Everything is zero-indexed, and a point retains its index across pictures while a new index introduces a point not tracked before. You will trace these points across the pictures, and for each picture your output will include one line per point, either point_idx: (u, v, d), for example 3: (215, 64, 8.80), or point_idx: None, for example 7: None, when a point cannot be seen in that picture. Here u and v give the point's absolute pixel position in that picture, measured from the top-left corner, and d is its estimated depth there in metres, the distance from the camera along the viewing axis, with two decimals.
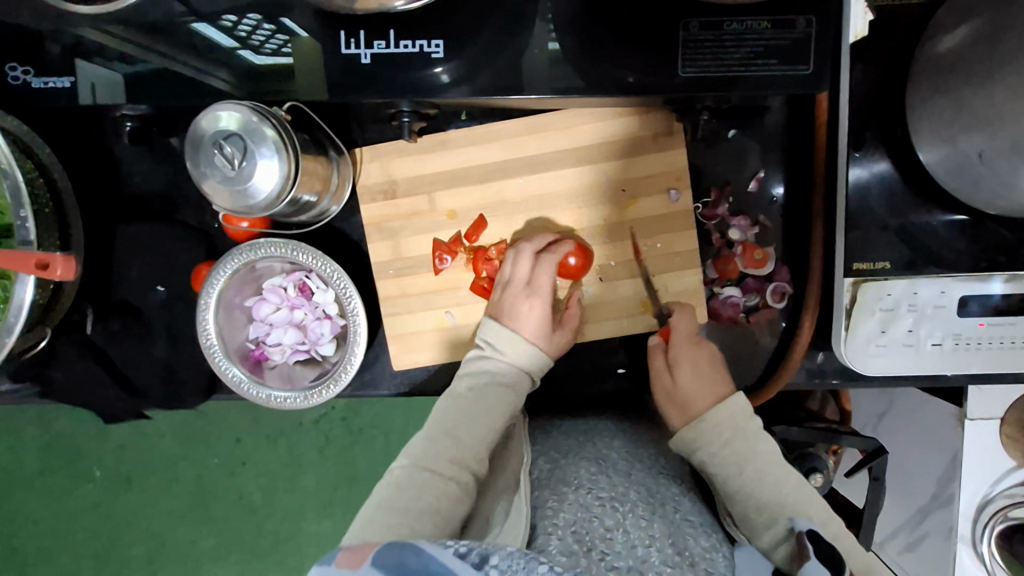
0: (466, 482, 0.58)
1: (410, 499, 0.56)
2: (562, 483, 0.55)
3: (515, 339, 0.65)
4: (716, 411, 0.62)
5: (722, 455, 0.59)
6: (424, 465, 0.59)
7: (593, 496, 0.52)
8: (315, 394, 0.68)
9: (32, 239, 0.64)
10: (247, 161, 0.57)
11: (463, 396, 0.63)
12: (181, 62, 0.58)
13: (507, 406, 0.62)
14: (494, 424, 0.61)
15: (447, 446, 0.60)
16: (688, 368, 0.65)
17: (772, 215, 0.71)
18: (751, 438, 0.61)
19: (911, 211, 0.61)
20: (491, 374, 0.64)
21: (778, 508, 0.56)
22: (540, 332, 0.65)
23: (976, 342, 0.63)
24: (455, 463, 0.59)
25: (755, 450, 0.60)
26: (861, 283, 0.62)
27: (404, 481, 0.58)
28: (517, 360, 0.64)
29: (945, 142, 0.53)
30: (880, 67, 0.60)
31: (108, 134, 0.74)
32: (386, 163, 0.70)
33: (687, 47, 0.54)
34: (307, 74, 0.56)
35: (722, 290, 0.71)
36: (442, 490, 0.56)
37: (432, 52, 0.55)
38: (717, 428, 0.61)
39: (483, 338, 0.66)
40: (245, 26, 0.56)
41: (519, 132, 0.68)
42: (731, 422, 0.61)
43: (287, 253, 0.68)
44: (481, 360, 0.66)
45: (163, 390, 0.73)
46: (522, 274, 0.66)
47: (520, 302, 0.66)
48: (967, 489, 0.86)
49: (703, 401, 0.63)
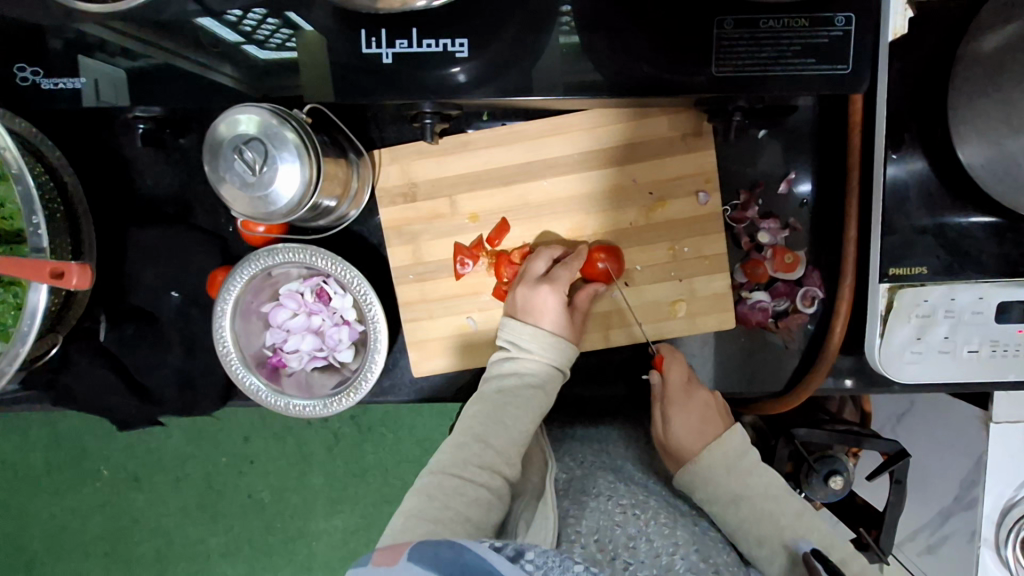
0: (497, 487, 0.58)
1: (439, 509, 0.55)
2: (582, 492, 0.55)
3: (541, 335, 0.64)
4: (710, 452, 0.60)
5: (716, 493, 0.58)
6: (452, 471, 0.58)
7: (615, 504, 0.53)
8: (334, 402, 0.67)
9: (45, 245, 0.62)
10: (268, 166, 0.55)
11: (489, 399, 0.62)
12: (189, 59, 0.57)
13: (536, 409, 0.62)
14: (522, 425, 0.61)
15: (475, 451, 0.59)
16: (680, 415, 0.63)
17: (803, 218, 0.69)
18: (743, 473, 0.59)
19: (949, 215, 0.59)
20: (520, 376, 0.63)
21: (779, 540, 0.56)
22: (560, 320, 0.64)
23: (1013, 348, 0.62)
24: (485, 469, 0.58)
25: (745, 483, 0.59)
26: (897, 289, 0.61)
27: (433, 488, 0.57)
28: (545, 353, 0.64)
29: (991, 144, 0.51)
30: (917, 66, 0.58)
31: (118, 135, 0.72)
32: (406, 165, 0.68)
33: (721, 46, 0.52)
34: (314, 68, 0.55)
35: (751, 294, 0.69)
36: (472, 497, 0.56)
37: (456, 51, 0.52)
38: (710, 469, 0.59)
39: (505, 338, 0.65)
40: (249, 21, 0.54)
41: (543, 133, 0.66)
42: (724, 460, 0.60)
43: (304, 258, 0.66)
44: (508, 362, 0.65)
45: (177, 396, 0.72)
46: (538, 268, 0.66)
47: (538, 293, 0.64)
48: (991, 493, 0.85)
49: (696, 443, 0.61)
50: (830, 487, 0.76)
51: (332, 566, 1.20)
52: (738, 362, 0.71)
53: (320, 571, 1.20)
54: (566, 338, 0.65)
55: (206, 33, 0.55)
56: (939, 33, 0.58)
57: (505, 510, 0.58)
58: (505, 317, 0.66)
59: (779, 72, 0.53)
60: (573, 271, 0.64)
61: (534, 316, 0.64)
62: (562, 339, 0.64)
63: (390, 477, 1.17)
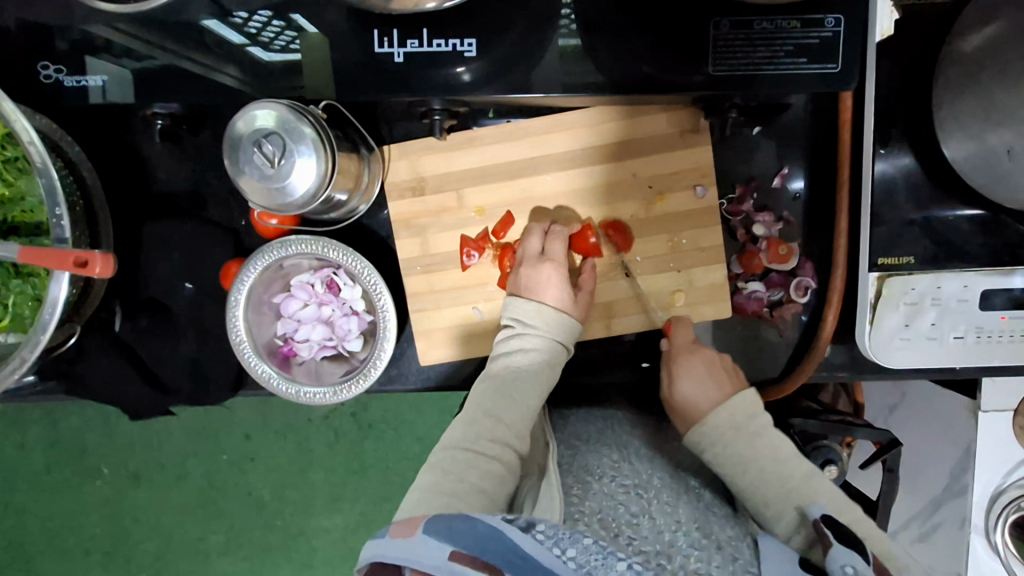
0: (509, 461, 0.60)
1: (454, 482, 0.57)
2: (586, 471, 0.57)
3: (542, 310, 0.66)
4: (718, 413, 0.64)
5: (724, 455, 0.61)
6: (465, 446, 0.60)
7: (618, 484, 0.55)
8: (344, 389, 0.69)
9: (67, 237, 0.63)
10: (285, 160, 0.57)
11: (497, 375, 0.65)
12: (193, 61, 0.59)
13: (544, 381, 0.65)
14: (529, 398, 0.63)
15: (487, 426, 0.61)
16: (687, 376, 0.66)
17: (796, 211, 0.72)
18: (752, 436, 0.62)
19: (935, 206, 0.62)
20: (526, 349, 0.66)
21: (787, 501, 0.58)
22: (563, 297, 0.67)
23: (998, 335, 0.64)
24: (497, 442, 0.61)
25: (754, 447, 0.61)
26: (886, 278, 0.64)
27: (446, 463, 0.59)
28: (549, 330, 0.66)
29: (972, 139, 0.54)
30: (902, 66, 0.61)
31: (134, 131, 0.74)
32: (414, 161, 0.71)
33: (716, 46, 0.55)
34: (319, 66, 0.58)
35: (747, 285, 0.72)
36: (485, 470, 0.58)
37: (465, 51, 0.55)
38: (718, 430, 0.63)
39: (510, 317, 0.68)
40: (254, 22, 0.58)
41: (547, 130, 0.69)
42: (731, 422, 0.63)
43: (317, 249, 0.68)
44: (512, 338, 0.67)
45: (190, 386, 0.74)
46: (533, 247, 0.68)
47: (540, 270, 0.67)
48: (981, 480, 0.88)
49: (703, 405, 0.65)
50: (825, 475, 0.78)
51: (334, 563, 1.21)
52: (735, 350, 0.73)
53: (321, 567, 1.22)
54: (570, 315, 0.67)
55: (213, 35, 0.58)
56: (923, 33, 0.61)
57: (515, 485, 0.61)
58: (509, 295, 0.69)
59: (770, 71, 0.56)
60: (564, 244, 0.67)
61: (534, 292, 0.67)
62: (566, 315, 0.67)
63: (392, 472, 1.18)
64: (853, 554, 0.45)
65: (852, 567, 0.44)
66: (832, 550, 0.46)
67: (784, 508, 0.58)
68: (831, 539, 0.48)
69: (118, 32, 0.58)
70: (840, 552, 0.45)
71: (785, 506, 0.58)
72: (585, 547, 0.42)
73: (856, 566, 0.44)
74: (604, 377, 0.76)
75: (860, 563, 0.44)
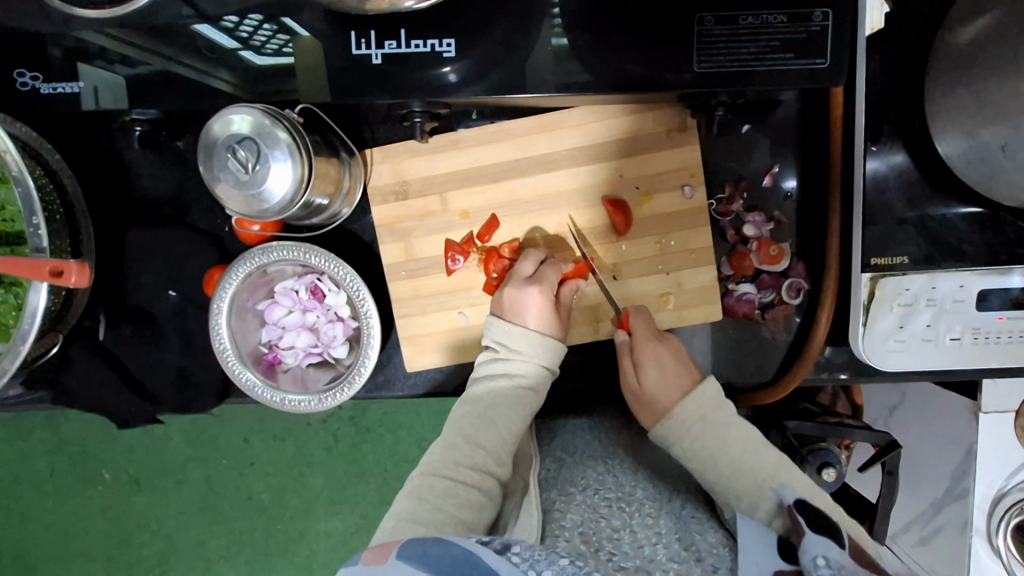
0: (489, 488, 0.59)
1: (430, 512, 0.56)
2: (570, 483, 0.57)
3: (527, 336, 0.65)
4: (684, 405, 0.62)
5: (693, 449, 0.59)
6: (443, 473, 0.59)
7: (600, 497, 0.54)
8: (329, 397, 0.68)
9: (46, 246, 0.63)
10: (260, 165, 0.56)
11: (480, 398, 0.64)
12: (186, 65, 0.58)
13: (526, 410, 0.63)
14: (511, 425, 0.63)
15: (466, 452, 0.60)
16: (652, 365, 0.64)
17: (787, 211, 0.70)
18: (720, 427, 0.60)
19: (929, 204, 0.60)
20: (506, 374, 0.65)
21: (757, 490, 0.55)
22: (544, 318, 0.65)
23: (996, 335, 0.62)
24: (476, 470, 0.60)
25: (722, 437, 0.59)
26: (879, 278, 0.62)
27: (425, 491, 0.58)
28: (534, 354, 0.65)
29: (966, 135, 0.52)
30: (894, 60, 0.60)
31: (117, 139, 0.73)
32: (398, 164, 0.70)
33: (702, 42, 0.53)
34: (310, 71, 0.56)
35: (737, 286, 0.70)
36: (463, 499, 0.57)
37: (443, 51, 0.53)
38: (685, 422, 0.61)
39: (493, 339, 0.66)
40: (245, 26, 0.55)
41: (532, 131, 0.68)
42: (698, 412, 0.62)
43: (299, 256, 0.67)
44: (498, 361, 0.66)
45: (176, 394, 0.73)
46: (524, 269, 0.67)
47: (525, 292, 0.65)
48: (983, 483, 0.86)
49: (670, 397, 0.64)
50: (822, 478, 0.76)
51: (332, 567, 1.21)
52: (726, 353, 0.72)
53: (320, 572, 1.21)
54: (553, 336, 0.66)
55: (202, 39, 0.56)
56: (916, 26, 0.59)
57: (496, 511, 0.60)
58: (492, 316, 0.67)
59: (760, 69, 0.54)
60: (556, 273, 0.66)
61: (521, 316, 0.65)
62: (548, 337, 0.65)
63: (388, 476, 1.17)
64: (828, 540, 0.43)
65: (824, 558, 0.41)
66: (804, 540, 0.43)
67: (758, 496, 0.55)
68: (804, 527, 0.45)
69: (109, 38, 0.54)
70: (811, 542, 0.43)
71: (758, 494, 0.55)
72: (561, 568, 0.40)
73: (829, 557, 0.41)
74: (595, 381, 0.75)
75: (832, 551, 0.41)
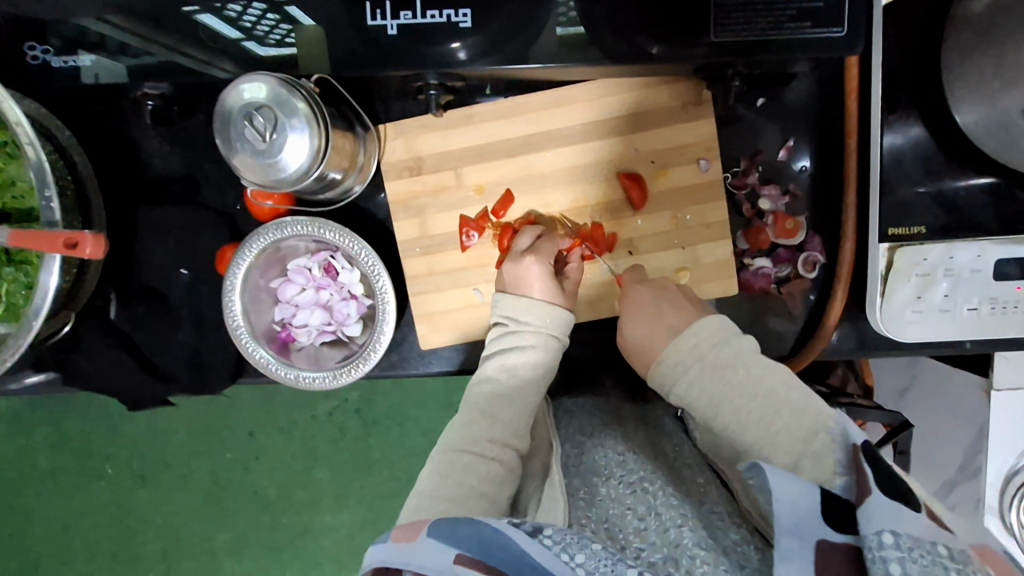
0: (510, 461, 0.60)
1: (453, 487, 0.57)
2: (593, 474, 0.57)
3: (533, 306, 0.64)
4: (675, 347, 0.58)
5: (691, 394, 0.55)
6: (464, 448, 0.60)
7: (625, 487, 0.53)
8: (343, 374, 0.68)
9: (58, 220, 0.62)
10: (278, 134, 0.56)
11: (496, 376, 0.63)
12: (187, 55, 0.58)
13: (541, 381, 0.64)
14: (529, 398, 0.63)
15: (484, 427, 0.61)
16: (638, 313, 0.63)
17: (802, 185, 0.70)
18: (721, 367, 0.55)
19: (946, 175, 0.60)
20: (519, 346, 0.64)
21: (769, 445, 0.51)
22: (548, 289, 0.65)
23: (1012, 305, 0.62)
24: (495, 443, 0.60)
25: (726, 381, 0.54)
26: (897, 249, 0.62)
27: (446, 468, 0.59)
28: (544, 325, 0.64)
29: (985, 102, 0.52)
30: (911, 32, 0.60)
31: (126, 119, 0.73)
32: (411, 139, 0.69)
33: (718, 12, 0.53)
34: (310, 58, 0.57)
35: (754, 260, 0.71)
36: (485, 472, 0.58)
37: (460, 21, 0.52)
38: (677, 366, 0.57)
39: (502, 315, 0.65)
40: (249, 16, 0.55)
41: (545, 105, 0.67)
42: (693, 354, 0.57)
43: (313, 231, 0.66)
44: (507, 336, 0.65)
45: (187, 376, 0.72)
46: (521, 244, 0.67)
47: (523, 264, 0.64)
48: (995, 460, 0.88)
49: (661, 340, 0.60)
50: None
51: (340, 560, 1.20)
52: (742, 329, 0.71)
53: (328, 564, 1.20)
54: (562, 306, 0.65)
55: (205, 29, 0.56)
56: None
57: (516, 487, 0.60)
58: (497, 293, 0.67)
59: (776, 39, 0.54)
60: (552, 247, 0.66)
61: (523, 289, 0.65)
62: (557, 308, 0.65)
63: (396, 467, 1.17)
64: (899, 513, 0.35)
65: (891, 535, 0.34)
66: (870, 509, 0.36)
67: (774, 449, 0.50)
68: (869, 487, 0.38)
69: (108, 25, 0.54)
70: (877, 512, 0.36)
71: (776, 447, 0.50)
72: (594, 552, 0.40)
73: (899, 534, 0.34)
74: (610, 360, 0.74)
75: (900, 524, 0.35)
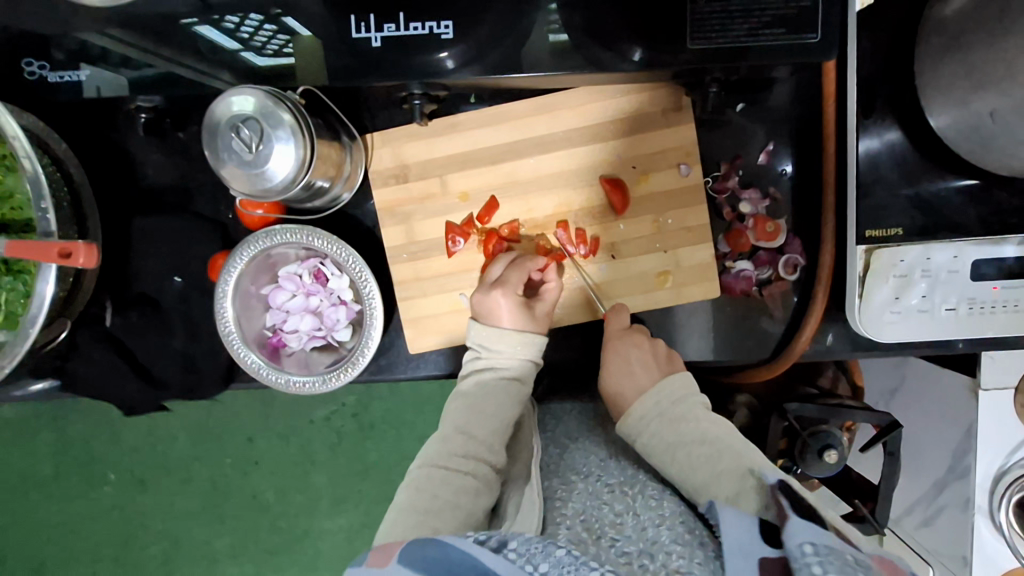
0: (483, 474, 0.61)
1: (429, 499, 0.58)
2: (571, 471, 0.58)
3: (502, 336, 0.66)
4: (642, 402, 0.62)
5: (652, 444, 0.59)
6: (439, 463, 0.62)
7: (603, 483, 0.55)
8: (332, 378, 0.69)
9: (54, 230, 0.65)
10: (264, 144, 0.58)
11: (468, 394, 0.66)
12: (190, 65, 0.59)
13: (515, 399, 0.65)
14: (503, 414, 0.64)
15: (458, 442, 0.63)
16: (614, 365, 0.65)
17: (783, 189, 0.71)
18: (677, 420, 0.60)
19: (924, 176, 0.61)
20: (492, 371, 0.67)
21: (715, 484, 0.53)
22: (517, 317, 0.67)
23: (991, 305, 0.63)
24: (469, 458, 0.62)
25: (680, 431, 0.59)
26: (874, 250, 0.63)
27: (422, 483, 0.61)
28: (516, 351, 0.67)
29: (958, 105, 0.53)
30: (887, 36, 0.60)
31: (122, 131, 0.75)
32: (398, 148, 0.71)
33: (696, 22, 0.54)
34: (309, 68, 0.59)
35: (734, 264, 0.71)
36: (460, 485, 0.59)
37: (442, 33, 0.53)
38: (644, 420, 0.61)
39: (474, 342, 0.68)
40: (247, 26, 0.56)
41: (528, 113, 0.69)
42: (656, 411, 0.61)
43: (300, 238, 0.68)
44: (479, 362, 0.68)
45: (181, 381, 0.74)
46: (494, 274, 0.68)
47: (491, 297, 0.66)
48: (983, 460, 0.86)
49: (632, 394, 0.64)
50: (826, 461, 0.76)
51: (337, 563, 1.21)
52: (725, 331, 0.72)
53: (325, 568, 1.21)
54: (531, 330, 0.67)
55: (203, 40, 0.57)
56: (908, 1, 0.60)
57: (494, 498, 0.61)
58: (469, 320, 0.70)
59: (754, 44, 0.55)
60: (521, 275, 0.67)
61: (494, 320, 0.67)
62: (528, 334, 0.67)
63: (392, 471, 1.18)
64: (815, 527, 0.39)
65: (811, 545, 0.37)
66: (791, 526, 0.39)
67: (718, 488, 0.53)
68: (789, 511, 0.41)
69: (111, 39, 0.55)
70: (799, 527, 0.39)
71: (720, 486, 0.53)
72: (558, 560, 0.40)
73: (817, 544, 0.37)
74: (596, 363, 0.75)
75: (819, 537, 0.37)
